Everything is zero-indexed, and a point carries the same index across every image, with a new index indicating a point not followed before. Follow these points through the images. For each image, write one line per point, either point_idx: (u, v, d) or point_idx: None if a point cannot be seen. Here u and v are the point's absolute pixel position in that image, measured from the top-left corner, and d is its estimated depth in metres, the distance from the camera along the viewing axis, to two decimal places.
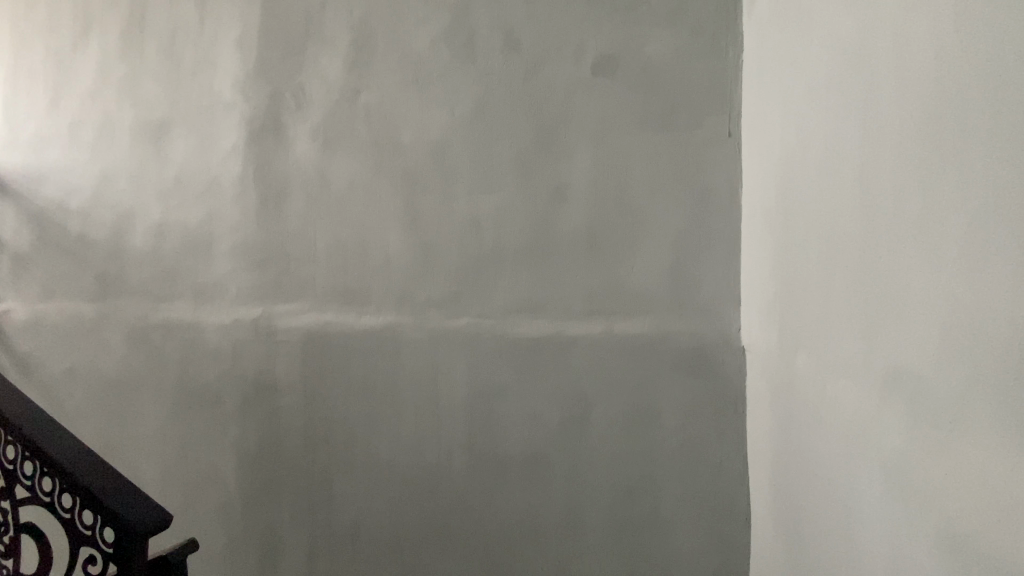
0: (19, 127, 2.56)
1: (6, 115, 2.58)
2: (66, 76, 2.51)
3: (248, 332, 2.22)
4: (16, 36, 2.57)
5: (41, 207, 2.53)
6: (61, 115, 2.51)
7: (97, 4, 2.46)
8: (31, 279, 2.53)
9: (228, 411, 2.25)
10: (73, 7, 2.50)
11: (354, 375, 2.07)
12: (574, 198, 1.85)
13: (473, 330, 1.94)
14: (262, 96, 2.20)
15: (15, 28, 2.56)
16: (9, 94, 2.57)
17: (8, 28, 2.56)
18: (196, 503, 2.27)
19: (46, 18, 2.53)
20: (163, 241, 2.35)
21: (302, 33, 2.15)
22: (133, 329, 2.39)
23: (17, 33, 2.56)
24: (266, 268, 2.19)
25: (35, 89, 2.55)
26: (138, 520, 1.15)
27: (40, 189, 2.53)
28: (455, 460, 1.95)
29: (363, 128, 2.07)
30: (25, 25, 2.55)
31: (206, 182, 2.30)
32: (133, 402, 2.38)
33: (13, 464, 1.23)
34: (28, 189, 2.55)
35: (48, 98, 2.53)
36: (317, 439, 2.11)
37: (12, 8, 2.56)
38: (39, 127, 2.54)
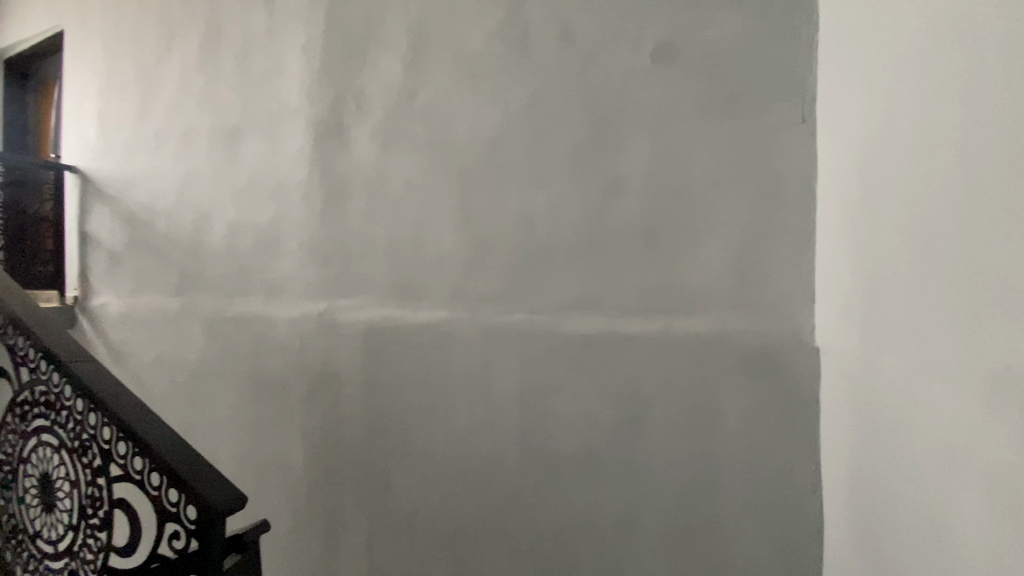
0: (129, 142, 2.95)
1: (123, 132, 2.97)
2: (160, 93, 2.82)
3: (313, 325, 2.33)
4: (131, 63, 2.97)
5: (139, 211, 2.87)
6: (155, 128, 2.83)
7: (185, 27, 2.74)
8: (137, 273, 2.88)
9: (294, 400, 2.38)
10: (168, 32, 2.81)
11: (411, 368, 2.13)
12: (631, 191, 1.80)
13: (527, 326, 1.94)
14: (325, 100, 2.31)
15: (131, 57, 2.97)
16: (127, 112, 2.98)
17: (127, 58, 2.99)
18: (267, 485, 2.43)
19: (150, 46, 2.88)
20: (237, 240, 2.52)
21: (362, 36, 2.23)
22: (212, 322, 2.59)
23: (132, 61, 2.97)
24: (329, 265, 2.30)
25: (139, 107, 2.91)
26: (214, 500, 1.22)
27: (139, 195, 2.88)
28: (507, 456, 1.96)
29: (419, 127, 2.12)
30: (138, 54, 2.95)
31: (274, 183, 2.44)
32: (213, 388, 2.59)
33: (110, 444, 1.36)
34: (131, 195, 2.91)
35: (146, 115, 2.86)
36: (375, 430, 2.19)
37: (131, 41, 2.99)
38: (141, 140, 2.89)
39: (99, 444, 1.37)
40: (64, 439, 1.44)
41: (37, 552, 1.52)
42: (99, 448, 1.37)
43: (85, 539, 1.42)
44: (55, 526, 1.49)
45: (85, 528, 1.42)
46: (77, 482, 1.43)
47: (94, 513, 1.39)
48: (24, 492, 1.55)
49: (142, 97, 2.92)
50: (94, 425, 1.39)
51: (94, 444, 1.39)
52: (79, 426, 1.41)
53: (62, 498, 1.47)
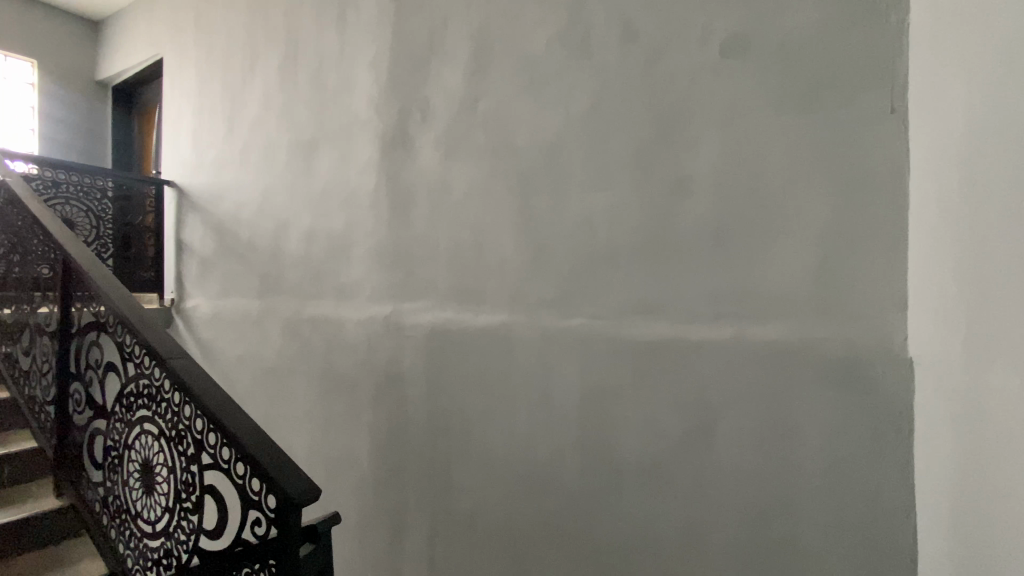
0: (219, 159, 3.23)
1: (216, 150, 3.26)
2: (246, 113, 3.06)
3: (380, 328, 2.43)
4: (223, 87, 3.26)
5: (227, 222, 3.13)
6: (242, 145, 3.08)
7: (268, 51, 2.96)
8: (223, 277, 3.13)
9: (362, 398, 2.49)
10: (253, 56, 3.06)
11: (472, 371, 2.17)
12: (697, 192, 1.73)
13: (587, 330, 1.91)
14: (392, 112, 2.41)
15: (223, 82, 3.25)
16: (217, 131, 3.26)
17: (220, 83, 3.28)
18: (337, 479, 2.56)
19: (239, 69, 3.15)
20: (312, 247, 2.69)
21: (427, 49, 2.31)
22: (290, 323, 2.77)
23: (224, 85, 3.25)
24: (394, 270, 2.39)
25: (229, 127, 3.18)
26: (292, 490, 1.29)
27: (227, 207, 3.14)
28: (567, 462, 1.94)
29: (481, 134, 2.15)
30: (228, 78, 3.23)
31: (345, 192, 2.57)
32: (290, 386, 2.77)
33: (202, 434, 1.48)
34: (221, 208, 3.18)
35: (235, 134, 3.13)
36: (438, 430, 2.25)
37: (223, 67, 3.27)
38: (229, 156, 3.16)
39: (192, 434, 1.50)
40: (161, 429, 1.59)
41: (139, 531, 1.68)
42: (192, 438, 1.50)
43: (179, 521, 1.55)
44: (153, 508, 1.64)
45: (179, 511, 1.55)
46: (173, 468, 1.56)
47: (188, 498, 1.52)
48: (128, 476, 1.72)
49: (229, 117, 3.19)
50: (189, 416, 1.52)
51: (188, 434, 1.52)
52: (176, 416, 1.55)
53: (160, 483, 1.62)
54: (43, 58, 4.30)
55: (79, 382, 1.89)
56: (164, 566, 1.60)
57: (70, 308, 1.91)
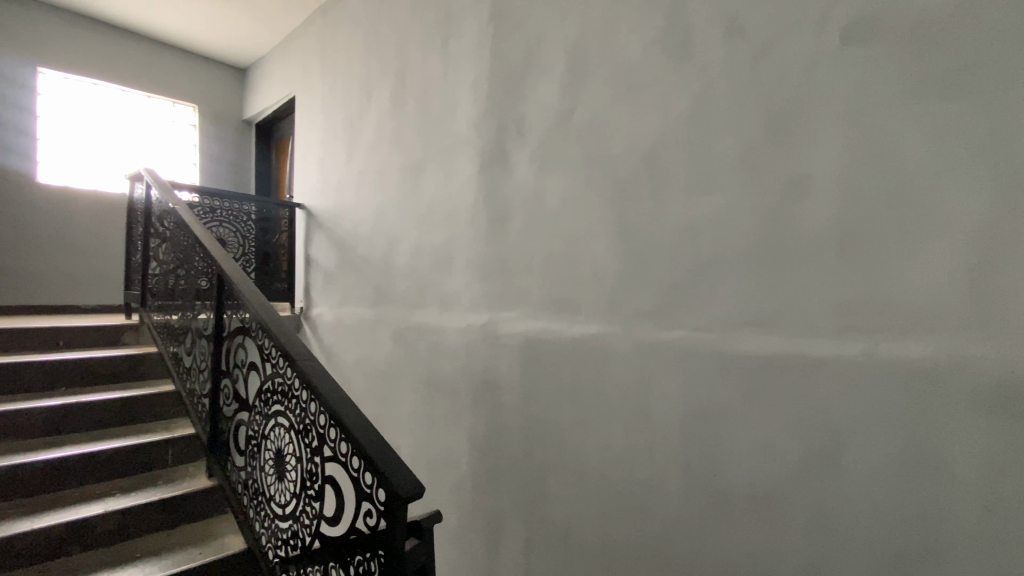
0: (341, 181, 3.59)
1: (338, 173, 3.63)
2: (365, 139, 3.38)
3: (478, 336, 2.52)
4: (344, 118, 3.63)
5: (347, 237, 3.47)
6: (360, 168, 3.40)
7: (382, 82, 3.25)
8: (342, 288, 3.46)
9: (461, 404, 2.59)
10: (370, 88, 3.37)
11: (567, 381, 2.16)
12: (817, 193, 1.57)
13: (690, 343, 1.82)
14: (490, 129, 2.51)
15: (345, 113, 3.62)
16: (339, 157, 3.64)
17: (342, 114, 3.65)
18: (438, 481, 2.68)
19: (358, 100, 3.49)
20: (417, 260, 2.88)
21: (523, 66, 2.38)
22: (398, 331, 2.98)
23: (345, 115, 3.62)
24: (491, 280, 2.47)
25: (349, 152, 3.53)
26: (400, 486, 1.38)
27: (348, 224, 3.48)
28: (669, 480, 1.85)
29: (577, 144, 2.16)
30: (349, 109, 3.58)
31: (447, 208, 2.72)
32: (397, 389, 2.97)
33: (325, 428, 1.63)
34: (342, 225, 3.53)
35: (355, 158, 3.46)
36: (534, 439, 2.26)
37: (344, 100, 3.65)
38: (350, 178, 3.50)
39: (317, 428, 1.66)
40: (292, 422, 1.78)
41: (273, 512, 1.90)
42: (317, 432, 1.66)
43: (305, 507, 1.73)
44: (284, 492, 1.84)
45: (306, 497, 1.72)
46: (300, 459, 1.74)
47: (312, 486, 1.69)
48: (264, 462, 1.95)
49: (349, 144, 3.54)
50: (315, 411, 1.69)
51: (313, 428, 1.68)
52: (304, 411, 1.73)
53: (289, 471, 1.82)
54: (204, 105, 5.09)
55: (229, 378, 2.19)
56: (292, 545, 1.79)
57: (223, 314, 2.23)
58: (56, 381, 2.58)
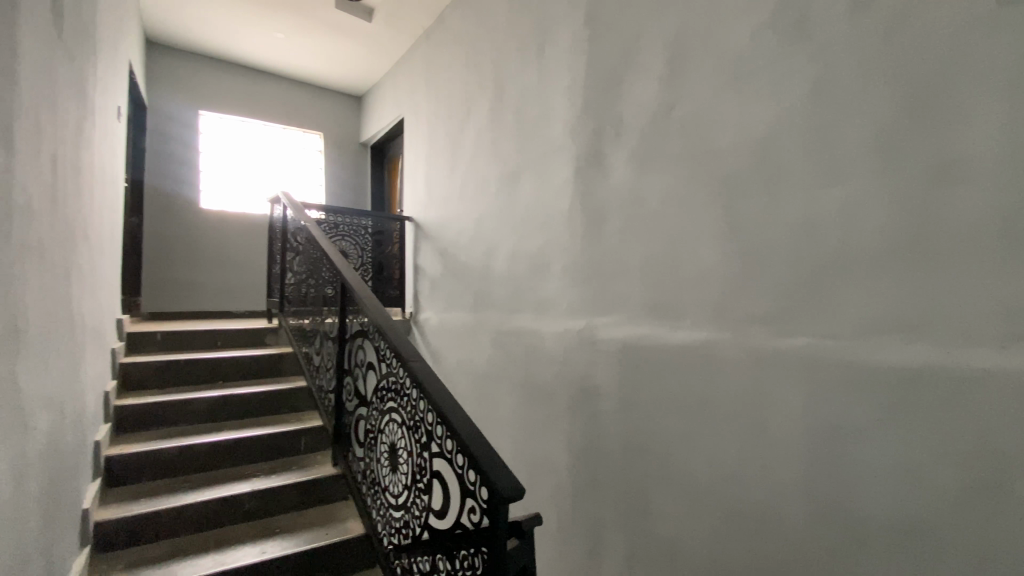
0: (446, 193, 3.79)
1: (443, 185, 3.85)
2: (467, 151, 3.55)
3: (575, 341, 2.51)
4: (448, 133, 3.83)
5: (453, 246, 3.66)
6: (463, 179, 3.57)
7: (482, 95, 3.39)
8: (448, 294, 3.65)
9: (560, 409, 2.59)
10: (471, 102, 3.53)
11: (670, 389, 2.06)
12: (973, 177, 1.34)
13: (812, 351, 1.64)
14: (586, 133, 2.50)
15: (448, 128, 3.83)
16: (443, 171, 3.87)
17: (446, 129, 3.86)
18: (538, 484, 2.70)
19: (460, 114, 3.67)
20: (516, 265, 2.95)
21: (620, 66, 2.33)
22: (497, 335, 3.07)
23: (449, 130, 3.82)
24: (589, 284, 2.45)
25: (453, 164, 3.73)
26: (501, 485, 1.41)
27: (453, 233, 3.67)
28: (788, 501, 1.68)
29: (677, 141, 2.07)
30: (452, 124, 3.78)
31: (543, 213, 2.75)
32: (497, 391, 3.06)
33: (433, 425, 1.73)
34: (448, 235, 3.73)
35: (459, 170, 3.64)
36: (634, 448, 2.19)
37: (447, 116, 3.86)
38: (454, 189, 3.69)
39: (425, 425, 1.77)
40: (403, 418, 1.92)
41: (387, 502, 2.05)
42: (425, 428, 1.77)
43: (415, 499, 1.84)
44: (397, 483, 1.98)
45: (416, 490, 1.84)
46: (411, 453, 1.87)
47: (422, 479, 1.79)
48: (380, 454, 2.12)
49: (452, 156, 3.74)
50: (424, 409, 1.79)
51: (422, 425, 1.79)
52: (414, 409, 1.85)
53: (402, 464, 1.95)
54: (327, 132, 5.70)
55: (351, 376, 2.42)
56: (404, 534, 1.91)
57: (346, 318, 2.47)
58: (215, 375, 3.04)
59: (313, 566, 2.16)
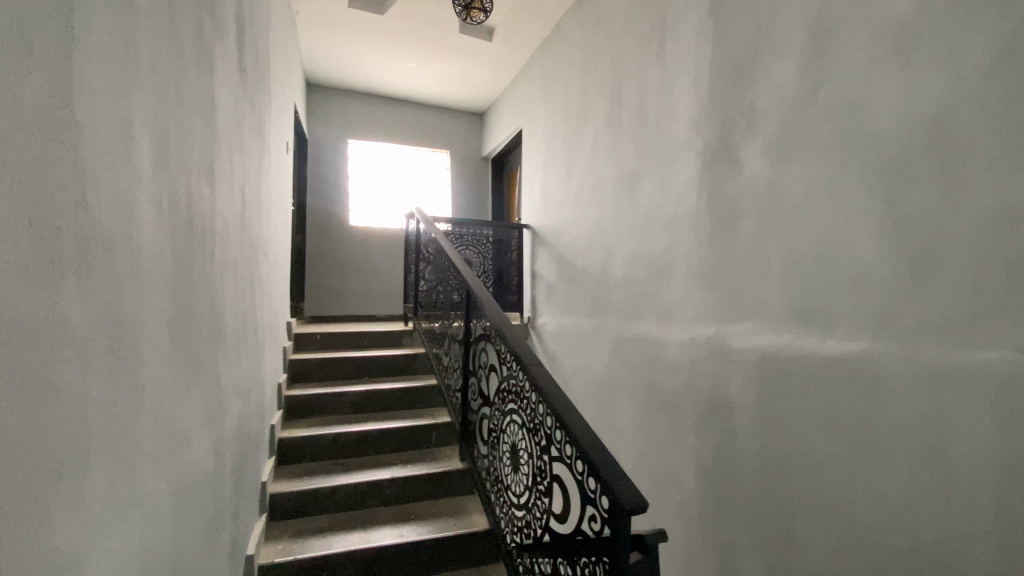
0: (566, 198, 3.83)
1: (563, 192, 3.90)
2: (585, 156, 3.56)
3: (704, 350, 2.36)
4: (566, 139, 3.88)
5: (573, 251, 3.68)
6: (582, 184, 3.58)
7: (600, 99, 3.37)
8: (568, 300, 3.68)
9: (686, 421, 2.45)
10: (588, 106, 3.54)
11: (817, 405, 1.84)
12: None
13: (1009, 368, 1.33)
14: (713, 128, 2.35)
15: (566, 135, 3.87)
16: (562, 178, 3.92)
17: (564, 136, 3.91)
18: (663, 498, 2.58)
19: (578, 119, 3.69)
20: (637, 270, 2.87)
21: (752, 51, 2.15)
22: (618, 341, 3.02)
23: (567, 137, 3.87)
24: (718, 289, 2.29)
25: (572, 170, 3.76)
26: (624, 496, 1.37)
27: (573, 238, 3.69)
28: (979, 550, 1.38)
29: (824, 128, 1.84)
30: (570, 130, 3.82)
31: (666, 215, 2.64)
32: (618, 399, 3.00)
33: (552, 430, 1.75)
34: (568, 240, 3.76)
35: (578, 175, 3.66)
36: (774, 469, 1.98)
37: (565, 123, 3.90)
38: (573, 194, 3.72)
39: (545, 428, 1.79)
40: (524, 420, 1.97)
41: (510, 500, 2.12)
42: (545, 432, 1.79)
43: (537, 500, 1.88)
44: (519, 484, 2.04)
45: (537, 492, 1.88)
46: (532, 455, 1.91)
47: (542, 482, 1.83)
48: (503, 454, 2.20)
49: (571, 163, 3.78)
50: (543, 413, 1.82)
51: (542, 429, 1.82)
52: (534, 412, 1.89)
53: (523, 465, 2.01)
54: (453, 149, 6.12)
55: (475, 377, 2.55)
56: (526, 534, 1.96)
57: (470, 322, 2.62)
58: (361, 372, 3.42)
59: (444, 553, 2.31)
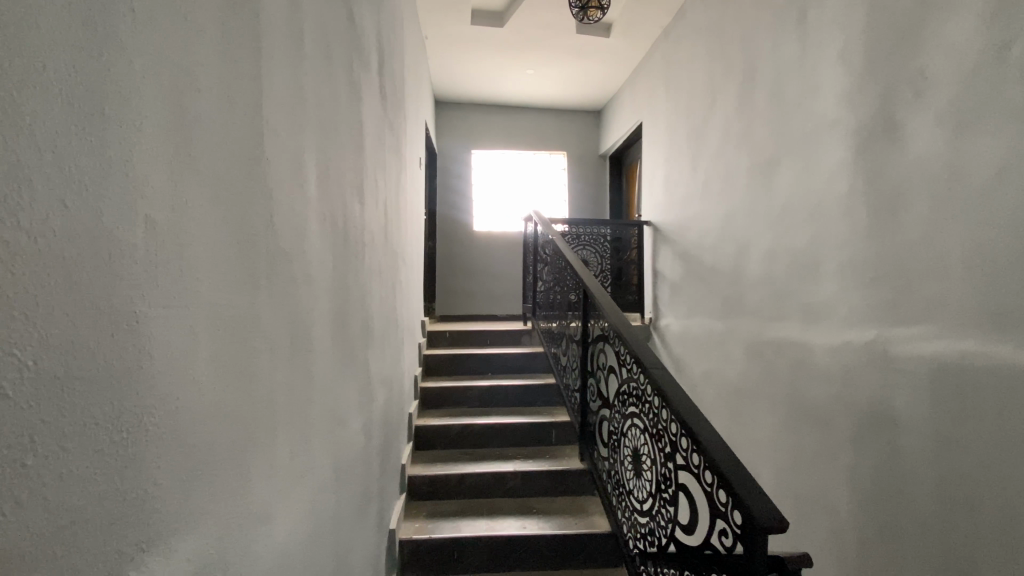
0: (692, 193, 3.64)
1: (688, 186, 3.72)
2: (712, 147, 3.36)
3: (861, 356, 2.07)
4: (691, 130, 3.69)
5: (700, 248, 3.49)
6: (710, 176, 3.38)
7: (728, 84, 3.16)
8: (695, 300, 3.51)
9: (839, 436, 2.18)
10: (715, 93, 3.34)
11: (1015, 427, 1.50)
12: None
13: None
14: (869, 102, 2.05)
15: (691, 125, 3.68)
16: (688, 171, 3.73)
17: (688, 127, 3.73)
18: (809, 520, 2.31)
19: (704, 108, 3.49)
20: (776, 266, 2.63)
21: (918, 8, 1.84)
22: (753, 344, 2.80)
23: (692, 127, 3.67)
24: (878, 286, 2.00)
25: (698, 162, 3.56)
26: (759, 512, 1.27)
27: (700, 234, 3.49)
28: None
29: (1021, 87, 1.50)
30: (694, 120, 3.64)
31: (811, 204, 2.38)
32: (756, 407, 2.77)
33: (677, 437, 1.68)
34: (695, 236, 3.57)
35: (705, 167, 3.46)
36: (955, 500, 1.67)
37: (690, 112, 3.72)
38: (700, 187, 3.53)
39: (669, 434, 1.73)
40: (646, 425, 1.91)
41: (633, 505, 2.07)
42: (668, 438, 1.73)
43: (661, 508, 1.82)
44: (642, 489, 1.99)
45: (661, 499, 1.81)
46: (655, 461, 1.85)
47: (667, 489, 1.76)
48: (624, 458, 2.16)
49: (696, 154, 3.60)
50: (666, 419, 1.76)
51: (665, 435, 1.75)
52: (656, 417, 1.83)
53: (646, 470, 1.95)
54: (571, 149, 6.15)
55: (594, 378, 2.54)
56: (650, 541, 1.91)
57: (589, 323, 2.62)
58: (487, 369, 3.61)
59: (565, 550, 2.34)
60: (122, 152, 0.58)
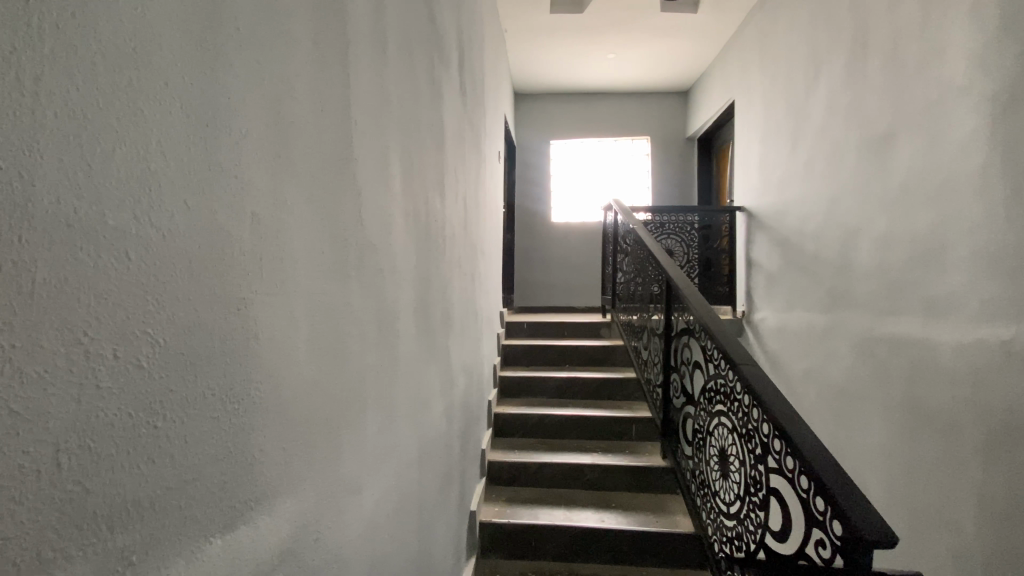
0: (792, 175, 3.36)
1: (787, 167, 3.43)
2: (814, 123, 3.07)
3: (996, 357, 1.80)
4: (790, 106, 3.40)
5: (800, 235, 3.22)
6: (812, 155, 3.10)
7: (834, 52, 2.86)
8: (795, 291, 3.25)
9: (965, 447, 1.91)
10: (818, 63, 3.04)
11: None
12: None
13: None
14: (1010, 61, 1.75)
15: (791, 100, 3.39)
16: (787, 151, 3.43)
17: (788, 103, 3.43)
18: (926, 538, 2.07)
19: (806, 81, 3.19)
20: (890, 254, 2.36)
21: None
22: (863, 340, 2.54)
23: (792, 103, 3.38)
24: (1019, 277, 1.72)
25: (798, 141, 3.28)
26: (861, 525, 1.16)
27: (801, 220, 3.22)
28: None
29: None
30: (794, 95, 3.35)
31: (936, 183, 2.09)
32: (864, 409, 2.52)
33: (769, 438, 1.57)
34: (795, 222, 3.30)
35: (806, 146, 3.17)
36: None
37: (789, 87, 3.42)
38: (800, 168, 3.25)
39: (760, 435, 1.62)
40: (735, 425, 1.81)
41: (719, 508, 1.98)
42: (760, 439, 1.62)
43: (750, 512, 1.72)
44: (729, 492, 1.89)
45: (750, 502, 1.71)
46: (744, 463, 1.75)
47: (757, 493, 1.66)
48: (710, 457, 2.07)
49: (796, 133, 3.31)
50: (756, 419, 1.65)
51: (756, 436, 1.65)
52: (745, 416, 1.72)
53: (733, 471, 1.85)
54: (655, 134, 5.90)
55: (677, 373, 2.44)
56: (737, 546, 1.81)
57: (671, 315, 2.52)
58: (566, 360, 3.61)
59: (645, 547, 2.30)
60: (229, 157, 0.65)
